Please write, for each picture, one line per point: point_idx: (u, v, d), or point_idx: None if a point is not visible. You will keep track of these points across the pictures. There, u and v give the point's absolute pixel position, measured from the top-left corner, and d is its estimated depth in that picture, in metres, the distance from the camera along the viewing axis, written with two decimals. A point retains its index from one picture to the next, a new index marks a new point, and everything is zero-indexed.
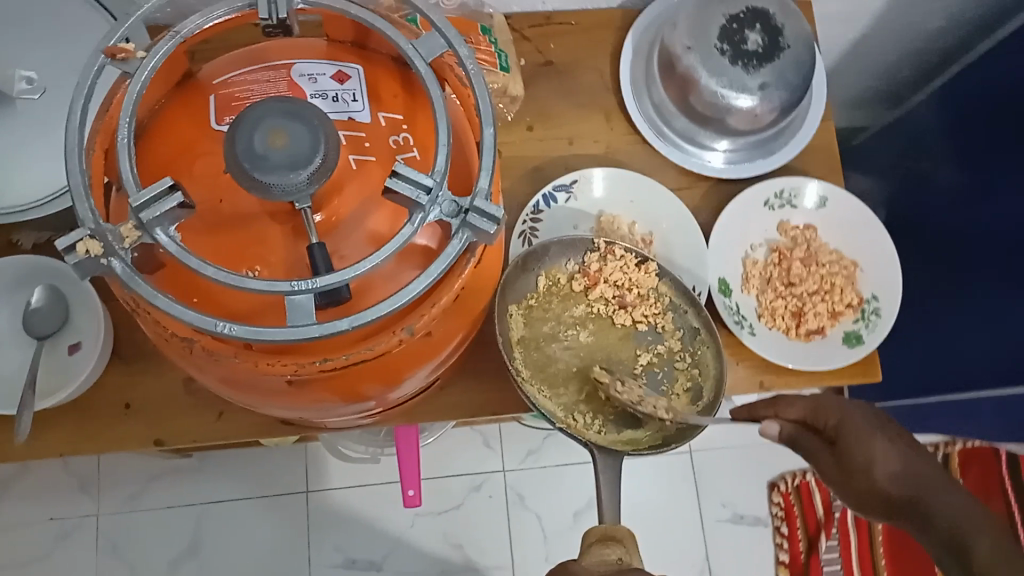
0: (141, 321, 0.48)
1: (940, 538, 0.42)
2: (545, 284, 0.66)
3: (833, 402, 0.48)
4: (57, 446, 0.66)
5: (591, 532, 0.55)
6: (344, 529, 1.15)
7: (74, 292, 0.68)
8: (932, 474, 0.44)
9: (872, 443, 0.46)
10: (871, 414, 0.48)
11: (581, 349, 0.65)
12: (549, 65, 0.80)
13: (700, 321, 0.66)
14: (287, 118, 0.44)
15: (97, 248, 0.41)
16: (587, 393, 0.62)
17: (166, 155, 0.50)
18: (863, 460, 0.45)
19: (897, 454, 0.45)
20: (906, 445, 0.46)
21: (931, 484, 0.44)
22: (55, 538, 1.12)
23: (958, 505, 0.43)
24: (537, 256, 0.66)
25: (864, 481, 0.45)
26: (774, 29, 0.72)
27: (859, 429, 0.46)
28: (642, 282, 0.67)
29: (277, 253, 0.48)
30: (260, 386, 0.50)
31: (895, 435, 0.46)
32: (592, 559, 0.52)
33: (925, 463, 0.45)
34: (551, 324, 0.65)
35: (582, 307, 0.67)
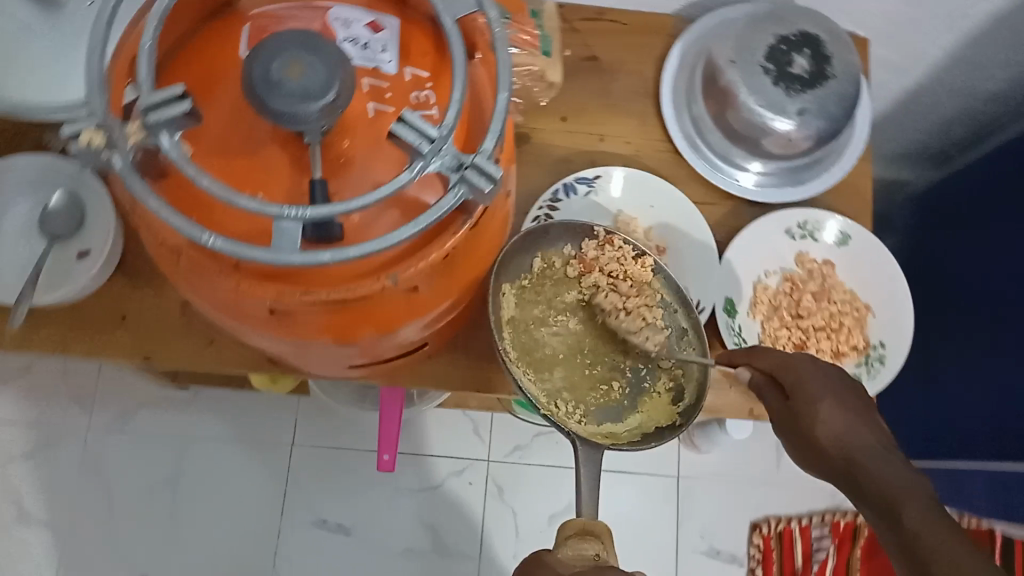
0: (143, 233, 0.49)
1: (853, 481, 0.50)
2: (541, 266, 0.66)
3: (801, 363, 0.56)
4: (49, 343, 0.68)
5: (569, 524, 0.55)
6: (321, 487, 1.18)
7: (92, 200, 0.70)
8: (864, 431, 0.52)
9: (819, 404, 0.53)
10: (830, 380, 0.55)
11: (570, 337, 0.65)
12: (592, 60, 0.79)
13: (689, 321, 0.67)
14: (307, 50, 0.45)
15: (100, 139, 0.43)
16: (571, 381, 0.64)
17: (191, 74, 0.50)
18: (807, 419, 0.53)
19: (839, 413, 0.53)
20: (854, 411, 0.53)
21: (860, 445, 0.51)
22: (43, 441, 1.16)
23: (877, 460, 0.49)
24: (533, 237, 0.65)
25: (803, 434, 0.53)
26: (822, 57, 0.71)
27: (814, 387, 0.54)
28: (638, 275, 0.67)
29: (278, 185, 0.48)
30: (245, 313, 0.51)
31: (845, 397, 0.54)
32: (569, 552, 0.52)
33: (864, 424, 0.52)
34: (542, 308, 0.65)
35: (574, 293, 0.66)
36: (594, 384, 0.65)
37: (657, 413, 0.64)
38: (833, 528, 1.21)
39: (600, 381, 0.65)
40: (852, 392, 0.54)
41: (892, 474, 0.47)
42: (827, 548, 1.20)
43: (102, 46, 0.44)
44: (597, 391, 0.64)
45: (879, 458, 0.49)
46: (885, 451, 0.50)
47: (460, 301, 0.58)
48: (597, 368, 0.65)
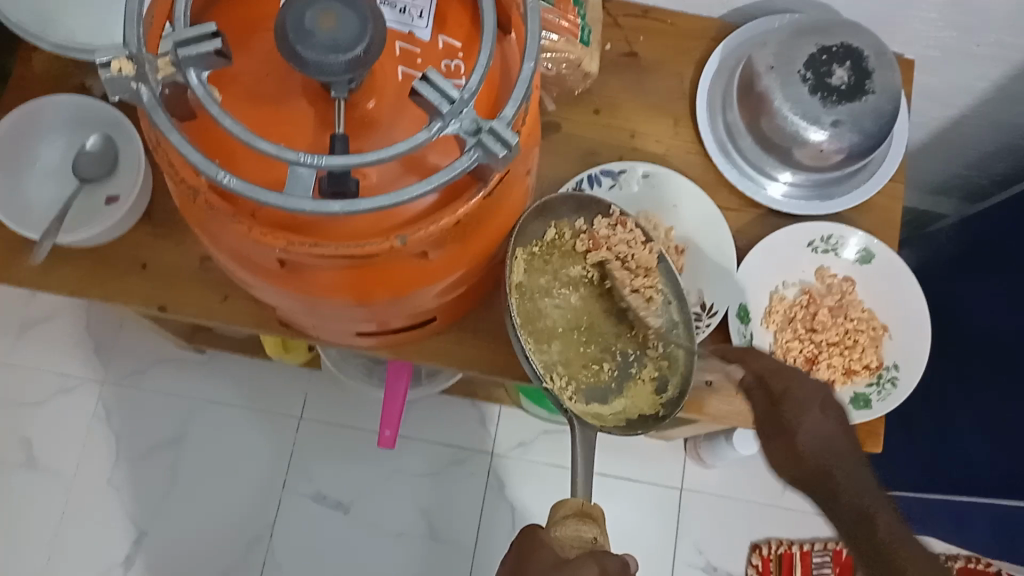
0: (169, 178, 0.50)
1: (827, 488, 0.55)
2: (552, 236, 0.66)
3: (792, 374, 0.62)
4: (68, 284, 0.70)
5: (566, 505, 0.58)
6: (324, 461, 1.19)
7: (125, 149, 0.73)
8: (841, 441, 0.57)
9: (806, 410, 0.58)
10: (818, 392, 0.60)
11: (568, 312, 0.66)
12: (632, 57, 0.79)
13: (681, 316, 0.67)
14: (342, 4, 0.45)
15: (129, 69, 0.43)
16: (565, 356, 0.64)
17: (230, 24, 0.51)
18: (794, 420, 0.58)
19: (821, 421, 0.58)
20: (839, 424, 0.58)
21: (837, 450, 0.56)
22: (58, 387, 1.19)
23: (853, 470, 0.55)
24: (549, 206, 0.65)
25: (784, 431, 0.58)
26: (863, 71, 0.70)
27: (803, 396, 0.59)
28: (644, 260, 0.67)
29: (301, 137, 0.49)
30: (252, 260, 0.52)
31: (827, 407, 0.59)
32: (568, 533, 0.56)
33: (842, 434, 0.57)
34: (547, 278, 0.66)
35: (579, 269, 0.67)
36: (586, 362, 0.65)
37: (642, 402, 0.65)
38: (835, 556, 1.19)
39: (592, 361, 0.65)
40: (833, 403, 0.59)
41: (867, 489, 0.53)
42: None
43: None
44: (587, 371, 0.65)
45: (854, 470, 0.55)
46: (858, 464, 0.56)
47: (470, 275, 0.59)
48: (591, 347, 0.66)
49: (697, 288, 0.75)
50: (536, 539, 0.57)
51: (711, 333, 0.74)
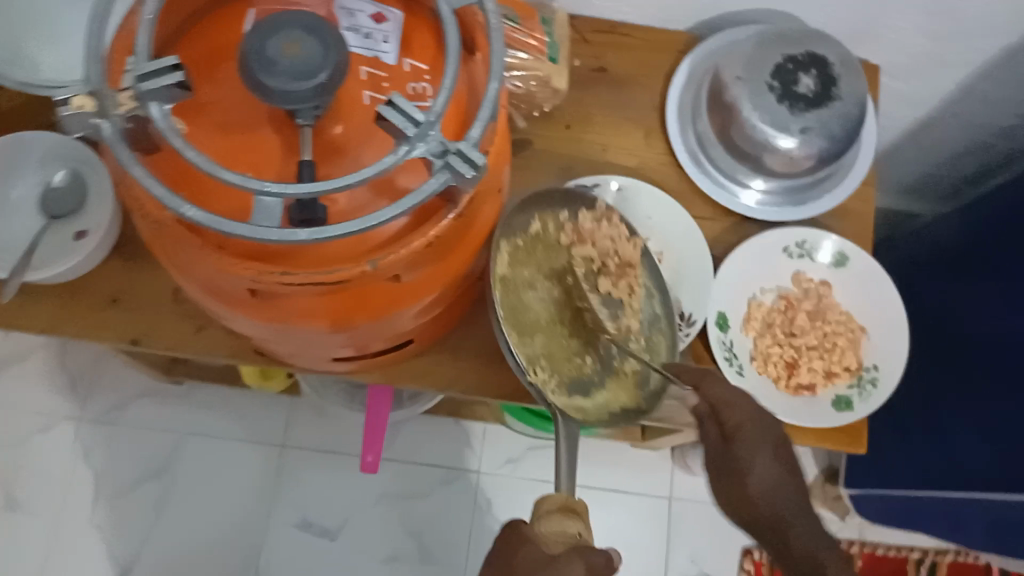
0: (138, 215, 0.49)
1: (775, 529, 0.58)
2: (536, 228, 0.66)
3: (743, 402, 0.58)
4: (39, 321, 0.69)
5: (550, 499, 0.54)
6: (309, 488, 1.18)
7: (94, 182, 0.72)
8: (790, 488, 0.58)
9: (756, 453, 0.57)
10: (766, 426, 0.58)
11: (550, 303, 0.64)
12: (601, 72, 0.80)
13: (663, 309, 0.70)
14: (304, 31, 0.45)
15: (90, 105, 0.44)
16: (548, 349, 0.63)
17: (193, 54, 0.51)
18: (745, 465, 0.57)
19: (771, 466, 0.57)
20: (783, 459, 0.58)
21: (785, 495, 0.57)
22: (37, 426, 1.17)
23: (799, 512, 0.58)
24: (538, 198, 0.66)
25: (734, 474, 0.57)
26: (828, 77, 0.71)
27: (755, 436, 0.58)
28: (628, 255, 0.69)
29: (269, 165, 0.48)
30: (223, 290, 0.51)
31: (775, 449, 0.58)
32: (552, 529, 0.52)
33: (789, 475, 0.58)
34: (531, 270, 0.64)
35: (562, 260, 0.66)
36: (569, 355, 0.63)
37: (624, 395, 0.64)
38: None
39: (574, 354, 0.64)
40: (781, 438, 0.59)
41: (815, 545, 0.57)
42: None
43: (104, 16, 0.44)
44: (570, 363, 0.63)
45: (799, 513, 0.58)
46: (800, 502, 0.58)
47: (446, 296, 0.58)
48: (574, 340, 0.64)
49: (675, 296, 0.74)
50: (523, 537, 0.53)
51: (694, 343, 0.74)
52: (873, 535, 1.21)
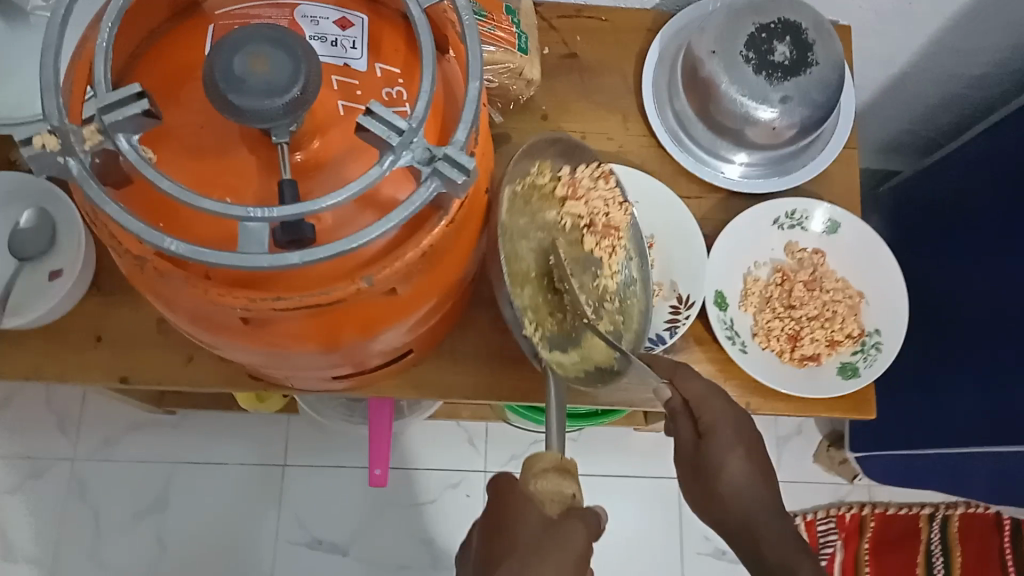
0: (113, 249, 0.47)
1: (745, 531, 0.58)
2: (535, 177, 0.63)
3: (718, 403, 0.60)
4: (22, 368, 0.67)
5: (545, 457, 0.52)
6: (315, 506, 1.16)
7: (63, 219, 0.69)
8: (762, 491, 0.59)
9: (729, 453, 0.58)
10: (740, 425, 0.60)
11: (542, 256, 0.63)
12: (572, 58, 0.78)
13: (639, 273, 0.70)
14: (271, 45, 0.43)
15: (55, 143, 0.40)
16: (536, 303, 0.61)
17: (155, 75, 0.49)
18: (716, 465, 0.59)
19: (743, 465, 0.58)
20: (756, 459, 0.59)
21: (757, 495, 0.58)
22: (29, 471, 1.14)
23: (770, 512, 0.58)
24: (546, 143, 0.64)
25: (706, 473, 0.59)
26: (804, 44, 0.70)
27: (726, 437, 0.59)
28: (616, 217, 0.69)
29: (247, 188, 0.47)
30: (213, 321, 0.49)
31: (750, 452, 0.59)
32: (548, 488, 0.51)
33: (761, 479, 0.59)
34: (527, 219, 0.62)
35: (555, 214, 0.65)
36: (551, 310, 0.62)
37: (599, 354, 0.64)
38: (839, 521, 1.20)
39: (556, 309, 0.63)
40: (756, 441, 0.60)
41: (787, 543, 0.57)
42: (835, 543, 1.19)
43: (57, 46, 0.41)
44: (553, 319, 0.62)
45: (770, 516, 0.58)
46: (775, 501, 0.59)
47: (442, 304, 0.57)
48: (558, 296, 0.63)
49: (670, 280, 0.74)
50: (511, 492, 0.51)
51: (693, 325, 0.73)
52: (880, 495, 1.22)
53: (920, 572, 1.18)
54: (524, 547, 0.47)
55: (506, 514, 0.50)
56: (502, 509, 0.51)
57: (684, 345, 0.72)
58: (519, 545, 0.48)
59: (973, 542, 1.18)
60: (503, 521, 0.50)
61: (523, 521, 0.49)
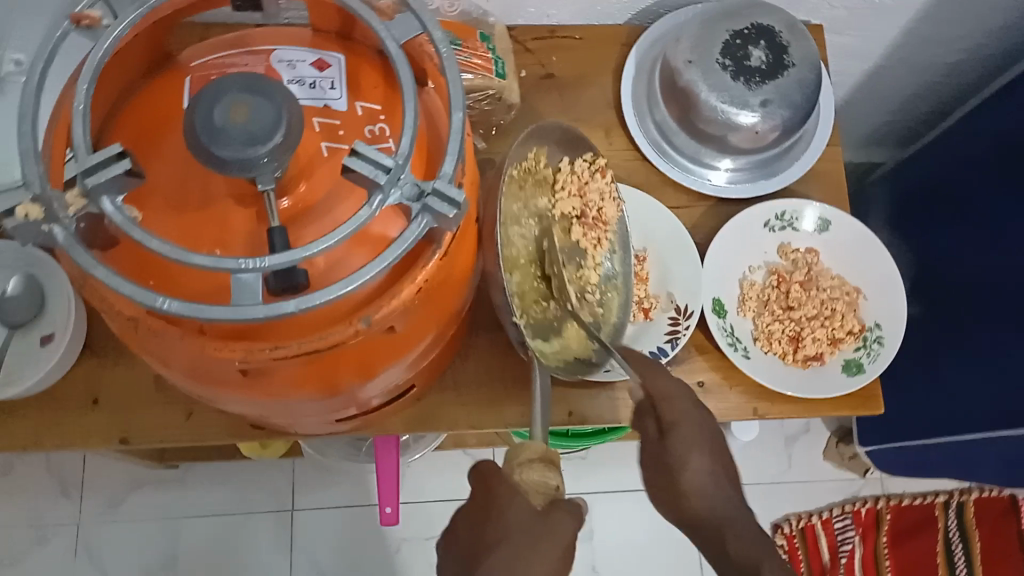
0: (102, 308, 0.47)
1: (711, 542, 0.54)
2: (531, 160, 0.63)
3: (683, 401, 0.58)
4: (20, 438, 0.65)
5: (531, 448, 0.53)
6: (328, 548, 1.15)
7: (51, 282, 0.68)
8: (731, 495, 0.56)
9: (692, 450, 0.56)
10: (704, 423, 0.57)
11: (531, 242, 0.62)
12: (550, 78, 0.78)
13: (621, 267, 0.70)
14: (249, 93, 0.43)
15: (38, 212, 0.40)
16: (524, 288, 0.60)
17: (134, 130, 0.49)
18: (678, 464, 0.56)
19: (706, 464, 0.55)
20: (721, 461, 0.56)
21: (723, 498, 0.55)
22: (31, 538, 1.12)
23: (737, 519, 0.54)
24: (547, 129, 0.64)
25: (670, 475, 0.56)
26: (779, 47, 0.70)
27: (690, 434, 0.56)
28: (603, 211, 0.69)
29: (238, 238, 0.46)
30: (211, 375, 0.48)
31: (715, 452, 0.56)
32: (534, 480, 0.52)
33: (729, 482, 0.56)
34: (522, 203, 0.62)
35: (546, 201, 0.65)
36: (538, 297, 0.62)
37: (576, 345, 0.64)
38: (855, 517, 1.20)
39: (542, 297, 0.62)
40: (722, 444, 0.57)
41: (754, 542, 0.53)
42: (853, 540, 1.18)
43: (33, 114, 0.41)
44: (538, 305, 0.61)
45: (738, 522, 0.54)
46: (740, 509, 0.55)
47: (440, 337, 0.57)
48: (543, 282, 0.62)
49: (667, 290, 0.74)
50: (493, 482, 0.52)
51: (694, 334, 0.72)
52: (893, 487, 1.22)
53: (941, 561, 1.17)
54: (515, 538, 0.49)
55: (491, 501, 0.51)
56: (484, 496, 0.52)
57: (686, 356, 0.72)
58: (509, 535, 0.49)
59: (990, 526, 1.18)
60: (488, 509, 0.51)
61: (510, 511, 0.51)
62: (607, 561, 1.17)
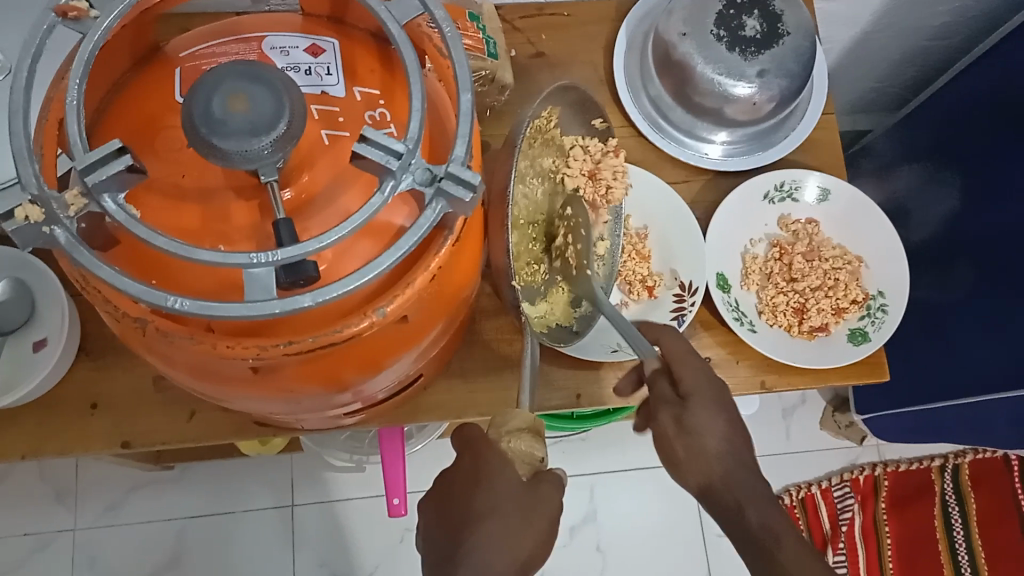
0: (97, 305, 0.45)
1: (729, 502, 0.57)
2: (545, 120, 0.60)
3: (696, 366, 0.60)
4: (18, 447, 0.64)
5: (520, 418, 0.55)
6: (332, 542, 1.14)
7: (40, 286, 0.66)
8: (745, 457, 0.59)
9: (714, 414, 0.58)
10: (721, 391, 0.60)
11: (529, 202, 0.59)
12: (540, 56, 0.76)
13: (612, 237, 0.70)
14: (249, 81, 0.41)
15: (38, 214, 0.38)
16: (521, 249, 0.58)
17: (125, 126, 0.47)
18: (701, 425, 0.58)
19: (725, 428, 0.58)
20: (736, 426, 0.59)
21: (738, 458, 0.58)
22: (28, 549, 1.11)
23: (749, 480, 0.58)
24: (563, 91, 0.60)
25: (693, 435, 0.58)
26: (772, 15, 0.69)
27: (709, 397, 0.58)
28: (607, 188, 0.67)
29: (242, 232, 0.45)
30: (219, 372, 0.47)
31: (731, 415, 0.59)
32: (521, 449, 0.54)
33: (741, 444, 0.59)
34: (532, 164, 0.59)
35: (552, 162, 0.62)
36: (531, 260, 0.60)
37: (559, 310, 0.65)
38: (854, 485, 1.21)
39: (535, 261, 0.61)
40: (733, 408, 0.60)
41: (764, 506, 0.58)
42: (852, 507, 1.20)
43: (24, 112, 0.39)
44: (529, 268, 0.60)
45: (750, 482, 0.58)
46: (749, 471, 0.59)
47: (448, 326, 0.56)
48: (536, 246, 0.61)
49: (670, 267, 0.74)
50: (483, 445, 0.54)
51: (699, 310, 0.72)
52: (890, 453, 1.24)
53: (938, 525, 1.19)
54: (506, 506, 0.51)
55: (481, 467, 0.52)
56: (474, 461, 0.53)
57: (692, 332, 0.71)
58: (499, 500, 0.51)
59: (986, 485, 1.20)
60: (477, 475, 0.52)
61: (499, 478, 0.52)
62: (612, 541, 1.17)
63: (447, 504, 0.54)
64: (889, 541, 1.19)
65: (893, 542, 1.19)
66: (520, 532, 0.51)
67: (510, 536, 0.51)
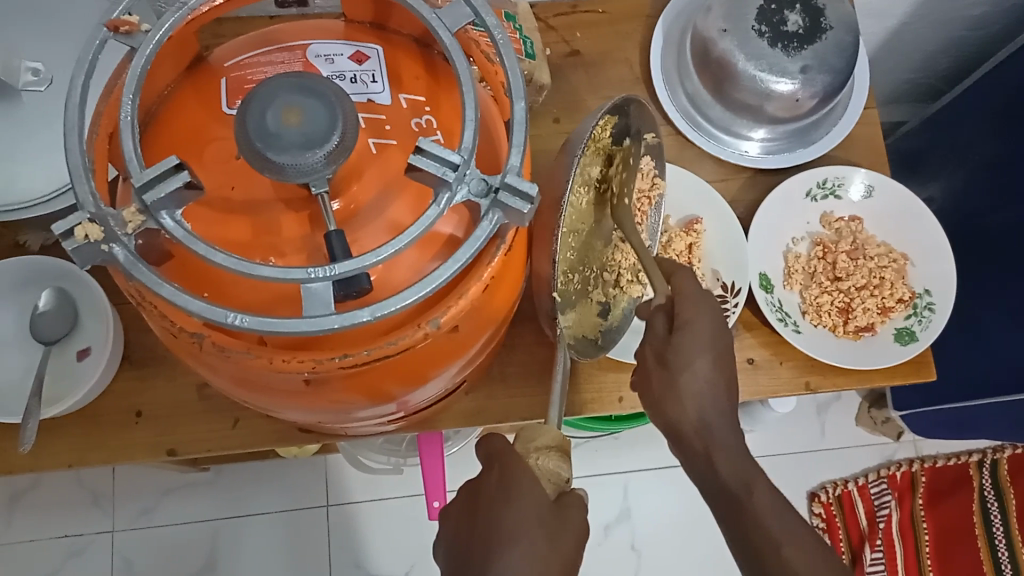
0: (150, 315, 0.45)
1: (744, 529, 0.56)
2: (599, 130, 0.56)
3: (701, 303, 0.58)
4: (63, 456, 0.64)
5: (549, 433, 0.52)
6: (365, 542, 1.15)
7: (83, 295, 0.67)
8: (723, 405, 0.57)
9: (697, 356, 0.57)
10: (717, 332, 0.57)
11: (574, 212, 0.56)
12: (575, 56, 0.75)
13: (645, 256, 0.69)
14: (300, 94, 0.40)
15: (97, 232, 0.38)
16: (564, 262, 0.57)
17: (175, 140, 0.45)
18: (684, 365, 0.57)
19: (708, 369, 0.57)
20: (723, 372, 0.58)
21: (716, 403, 0.57)
22: (68, 551, 1.12)
23: (724, 428, 0.57)
24: (624, 103, 0.57)
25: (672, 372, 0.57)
26: (815, 10, 0.69)
27: (699, 338, 0.57)
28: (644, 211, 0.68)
29: (293, 244, 0.44)
30: (271, 385, 0.47)
31: (719, 357, 0.57)
32: (548, 468, 0.51)
33: (724, 392, 0.58)
34: (581, 178, 0.56)
35: (598, 171, 0.59)
36: (570, 271, 0.59)
37: (588, 323, 0.64)
38: (891, 481, 1.20)
39: (570, 273, 0.59)
40: (727, 351, 0.58)
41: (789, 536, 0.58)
42: (890, 504, 1.19)
43: (80, 128, 0.39)
44: (568, 279, 0.58)
45: (725, 424, 0.57)
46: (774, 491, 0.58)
47: (491, 338, 0.55)
48: (574, 255, 0.58)
49: (712, 268, 0.73)
50: (510, 462, 0.51)
51: (742, 311, 0.71)
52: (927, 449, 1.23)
53: (978, 522, 1.17)
54: (535, 530, 0.49)
55: (508, 482, 0.50)
56: (501, 475, 0.51)
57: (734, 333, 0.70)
58: (529, 524, 0.49)
59: None
60: (505, 489, 0.50)
61: (524, 501, 0.49)
62: (646, 539, 1.17)
63: (471, 517, 0.52)
64: (928, 537, 1.18)
65: (931, 538, 1.18)
66: (548, 557, 0.49)
67: (537, 561, 0.49)
